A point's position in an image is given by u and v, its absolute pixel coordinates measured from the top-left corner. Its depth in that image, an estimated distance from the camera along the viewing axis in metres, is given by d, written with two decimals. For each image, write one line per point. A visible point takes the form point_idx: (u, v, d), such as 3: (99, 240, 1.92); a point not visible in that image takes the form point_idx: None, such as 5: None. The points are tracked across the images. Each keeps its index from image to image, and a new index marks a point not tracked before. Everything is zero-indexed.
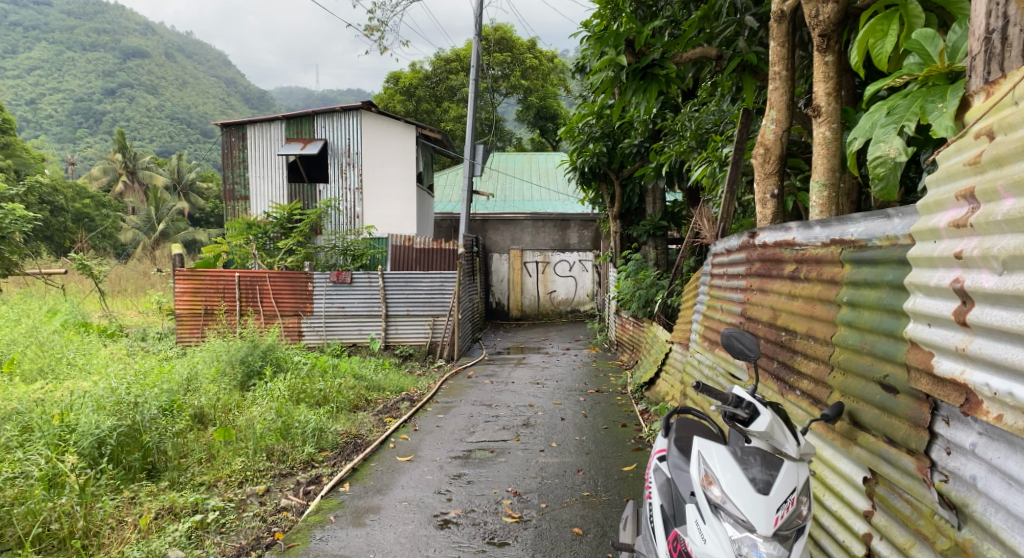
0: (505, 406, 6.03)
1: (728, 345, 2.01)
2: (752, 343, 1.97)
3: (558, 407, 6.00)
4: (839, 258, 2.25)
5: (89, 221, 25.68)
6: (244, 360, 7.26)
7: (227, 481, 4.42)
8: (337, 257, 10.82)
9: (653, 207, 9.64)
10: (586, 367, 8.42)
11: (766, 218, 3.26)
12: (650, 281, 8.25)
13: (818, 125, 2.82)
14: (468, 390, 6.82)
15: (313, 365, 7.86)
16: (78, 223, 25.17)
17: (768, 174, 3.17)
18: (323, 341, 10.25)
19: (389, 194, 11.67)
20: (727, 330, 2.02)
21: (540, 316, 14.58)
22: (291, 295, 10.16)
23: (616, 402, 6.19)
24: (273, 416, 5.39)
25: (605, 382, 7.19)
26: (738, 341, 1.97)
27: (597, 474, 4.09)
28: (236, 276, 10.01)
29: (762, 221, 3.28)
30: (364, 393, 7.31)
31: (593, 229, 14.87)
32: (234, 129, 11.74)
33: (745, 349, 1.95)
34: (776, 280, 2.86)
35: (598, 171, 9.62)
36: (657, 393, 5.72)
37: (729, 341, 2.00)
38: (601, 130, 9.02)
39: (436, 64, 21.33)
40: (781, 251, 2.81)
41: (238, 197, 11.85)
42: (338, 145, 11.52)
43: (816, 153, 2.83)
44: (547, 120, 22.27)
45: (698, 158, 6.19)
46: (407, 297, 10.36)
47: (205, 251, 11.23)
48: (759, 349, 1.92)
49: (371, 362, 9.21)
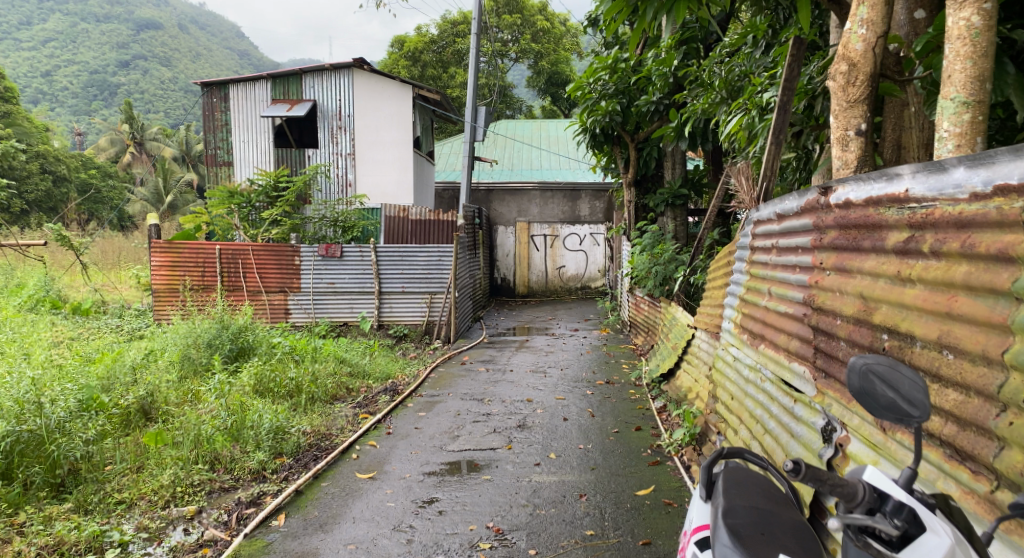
0: (499, 401, 5.18)
1: (862, 393, 1.20)
2: (909, 387, 1.16)
3: (562, 403, 5.13)
4: (1019, 217, 1.34)
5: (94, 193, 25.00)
6: (210, 343, 6.50)
7: (152, 499, 3.61)
8: (326, 229, 9.96)
9: (672, 173, 8.65)
10: (595, 351, 7.55)
11: (847, 164, 2.36)
12: (669, 256, 7.30)
13: (957, 10, 2.01)
14: (459, 380, 5.97)
15: (292, 350, 7.10)
16: (83, 195, 24.70)
17: (855, 101, 2.28)
18: (311, 320, 9.51)
19: (384, 160, 10.69)
20: (855, 358, 1.20)
21: (548, 293, 13.70)
22: (277, 271, 9.40)
23: (629, 396, 5.32)
24: (224, 415, 4.60)
25: (616, 371, 6.32)
26: (885, 387, 1.16)
27: (604, 501, 3.23)
28: (217, 249, 9.25)
29: (841, 169, 2.40)
30: (344, 382, 6.57)
31: (606, 200, 13.89)
32: (215, 89, 10.80)
33: (899, 402, 1.15)
34: (867, 256, 1.93)
35: (612, 132, 8.61)
36: (678, 389, 4.83)
37: (864, 385, 1.19)
38: (615, 86, 8.05)
39: (442, 27, 20.27)
40: (876, 213, 1.88)
41: (220, 163, 10.94)
42: (327, 107, 10.60)
43: (956, 51, 2.01)
44: (560, 86, 21.06)
45: (730, 110, 5.21)
46: (402, 272, 9.53)
47: (185, 222, 10.36)
48: (929, 411, 1.13)
49: (359, 345, 8.42)
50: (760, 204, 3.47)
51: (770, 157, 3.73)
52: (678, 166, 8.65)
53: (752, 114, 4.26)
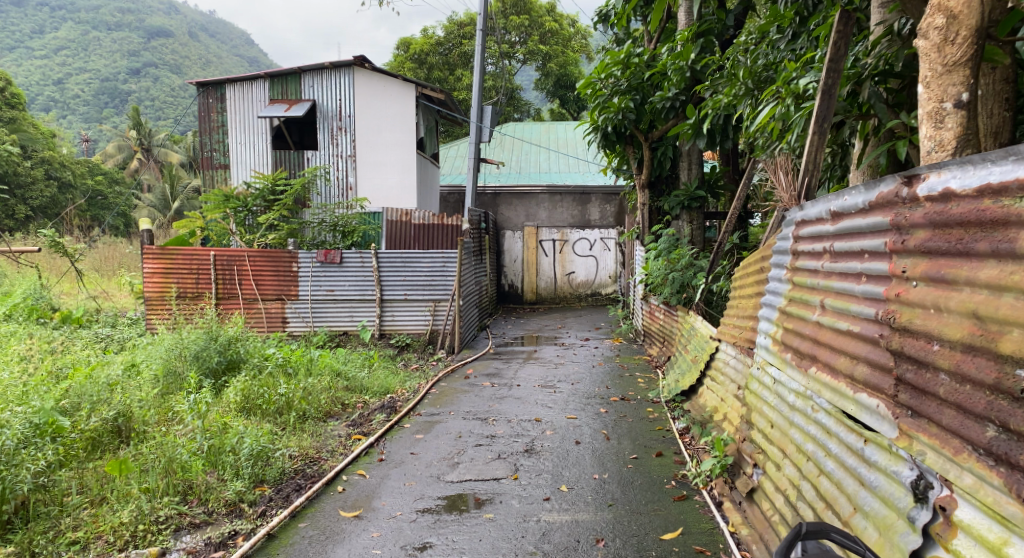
0: (505, 421, 4.74)
1: None
2: None
3: (573, 423, 4.67)
4: None
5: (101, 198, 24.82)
6: (197, 355, 6.14)
7: (111, 538, 3.21)
8: (325, 234, 9.58)
9: (687, 174, 8.19)
10: (608, 363, 7.09)
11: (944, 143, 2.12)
12: (687, 262, 6.83)
13: None
14: (461, 396, 5.53)
15: (286, 365, 6.71)
16: (89, 201, 24.56)
17: (956, 64, 2.07)
18: (310, 329, 9.11)
19: (386, 162, 10.29)
20: None
21: (557, 300, 13.24)
22: (273, 277, 9.04)
23: (648, 415, 4.86)
24: (201, 438, 4.19)
25: (632, 385, 5.86)
26: None
27: (624, 548, 2.79)
28: (212, 255, 8.94)
29: (933, 151, 2.17)
30: (339, 397, 6.19)
31: (616, 203, 13.41)
32: (211, 89, 10.41)
33: None
34: (983, 265, 1.48)
35: (623, 131, 8.14)
36: (702, 409, 4.37)
37: None
38: (627, 82, 7.64)
39: (448, 29, 19.93)
40: (998, 204, 1.45)
41: (217, 166, 10.56)
42: (327, 108, 10.21)
43: None
44: (568, 89, 20.64)
45: (758, 102, 4.76)
46: (404, 278, 9.10)
47: (180, 227, 10.00)
48: None
49: (358, 357, 8.00)
50: (801, 203, 3.01)
51: (813, 149, 3.19)
52: (694, 165, 8.18)
53: (785, 103, 3.78)
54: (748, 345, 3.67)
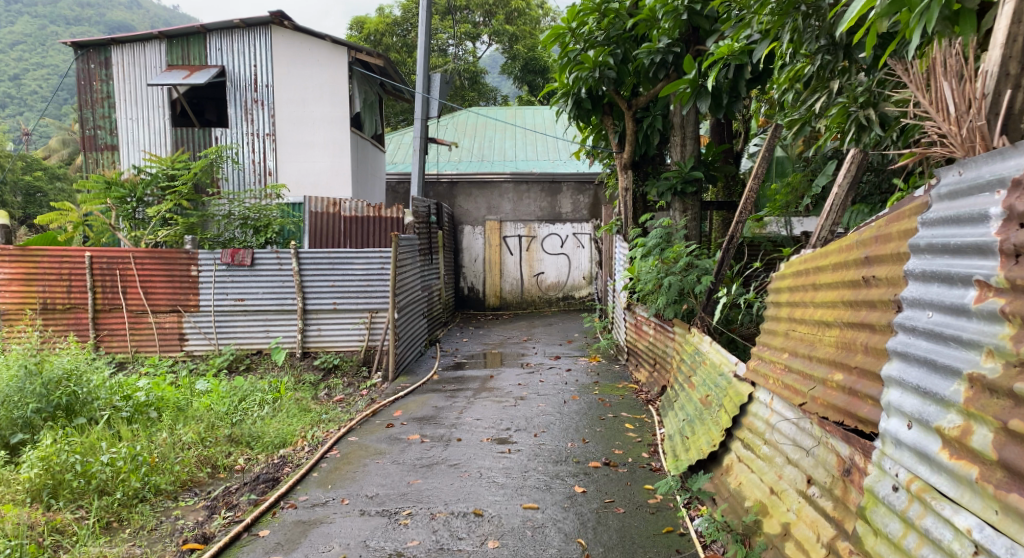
0: (425, 517, 3.02)
1: None
2: None
3: (531, 522, 2.97)
4: None
5: (43, 195, 22.46)
6: (7, 399, 4.38)
7: None
8: (233, 229, 7.74)
9: (681, 151, 6.53)
10: (584, 395, 5.42)
11: None
12: (687, 262, 5.08)
13: None
14: (371, 461, 3.78)
15: (150, 407, 4.96)
16: (29, 200, 21.90)
17: None
18: (213, 347, 7.31)
19: (314, 142, 8.47)
20: None
21: (524, 305, 11.60)
22: (166, 284, 7.24)
23: (647, 500, 3.19)
24: None
25: (618, 437, 4.19)
26: None
27: None
28: (87, 256, 7.11)
29: None
30: (207, 457, 4.38)
31: (590, 194, 11.69)
32: (93, 52, 8.41)
33: None
34: None
35: (600, 96, 6.47)
36: (739, 505, 2.70)
37: None
38: (605, 34, 5.93)
39: (406, 7, 18.12)
40: None
41: (101, 146, 8.50)
42: (239, 75, 8.38)
43: None
44: (537, 74, 18.92)
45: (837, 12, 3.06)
46: (332, 283, 7.30)
47: (40, 222, 7.49)
48: None
49: (263, 387, 6.15)
50: (998, 154, 1.42)
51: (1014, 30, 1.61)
52: (689, 141, 6.51)
53: None
54: (850, 433, 1.99)
